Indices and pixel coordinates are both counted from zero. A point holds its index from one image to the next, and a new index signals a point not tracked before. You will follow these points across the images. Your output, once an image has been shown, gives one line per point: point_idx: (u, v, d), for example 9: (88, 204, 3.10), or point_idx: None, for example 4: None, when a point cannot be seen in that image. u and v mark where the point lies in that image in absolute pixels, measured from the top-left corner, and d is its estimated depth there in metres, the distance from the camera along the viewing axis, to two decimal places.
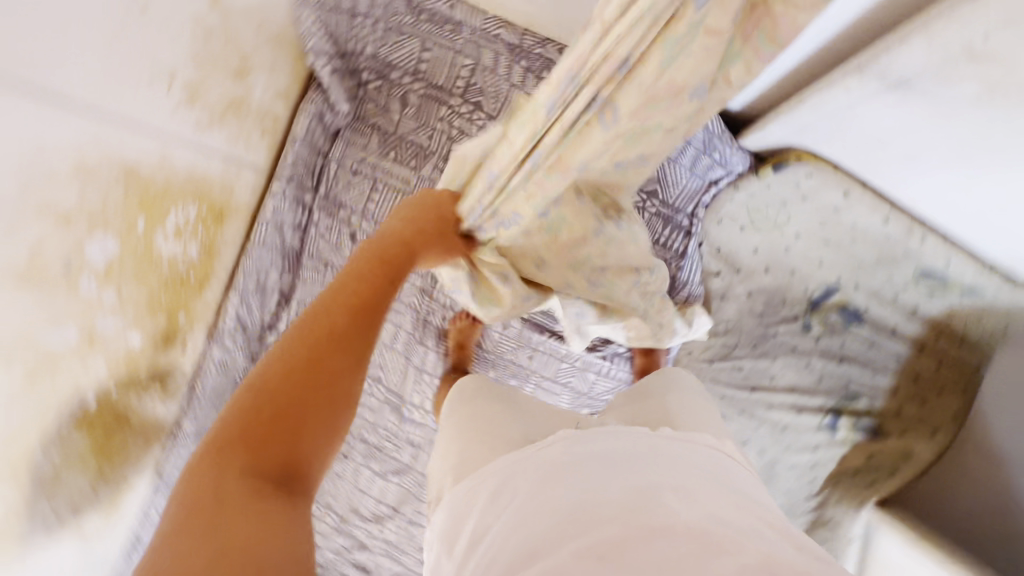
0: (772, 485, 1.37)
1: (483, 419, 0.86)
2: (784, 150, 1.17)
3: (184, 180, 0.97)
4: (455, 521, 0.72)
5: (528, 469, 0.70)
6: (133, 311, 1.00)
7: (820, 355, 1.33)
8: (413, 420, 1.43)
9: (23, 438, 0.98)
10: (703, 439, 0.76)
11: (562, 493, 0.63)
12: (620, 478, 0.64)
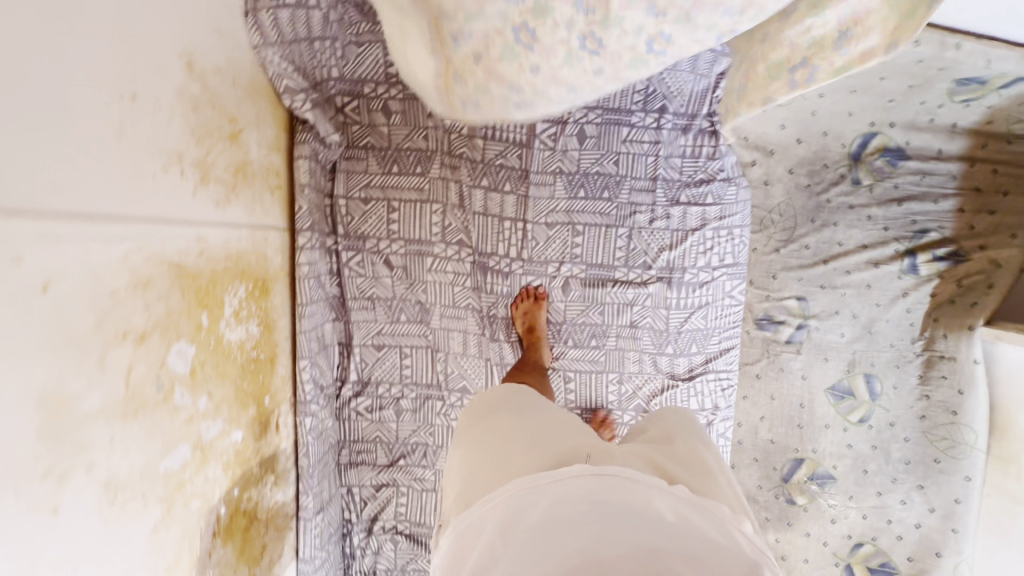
0: (878, 343, 1.36)
1: (503, 435, 0.88)
2: None
3: (225, 262, 0.92)
4: (458, 545, 0.75)
5: (551, 500, 0.74)
6: (227, 409, 0.93)
7: (878, 203, 1.32)
8: None
9: None
10: (716, 508, 0.74)
11: (580, 533, 0.74)
12: (634, 531, 0.73)
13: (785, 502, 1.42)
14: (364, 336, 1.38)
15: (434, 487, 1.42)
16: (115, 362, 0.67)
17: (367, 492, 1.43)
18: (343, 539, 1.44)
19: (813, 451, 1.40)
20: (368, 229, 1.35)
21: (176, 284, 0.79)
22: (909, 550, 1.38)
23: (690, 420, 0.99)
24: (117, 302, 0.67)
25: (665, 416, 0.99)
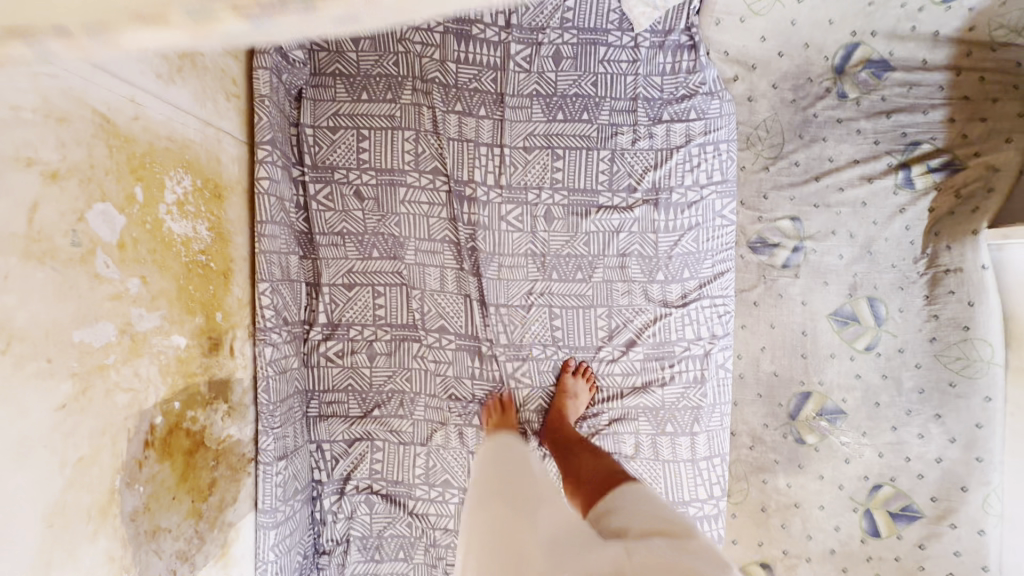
0: (879, 264, 1.28)
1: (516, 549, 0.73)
2: None
3: (166, 144, 0.84)
4: None
5: None
6: (166, 305, 0.83)
7: (867, 117, 1.28)
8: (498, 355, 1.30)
9: (110, 520, 0.71)
10: None
11: None
12: None
13: (794, 442, 1.31)
14: (333, 273, 1.29)
15: (413, 440, 1.31)
16: (12, 189, 0.58)
17: (338, 448, 1.30)
18: (312, 502, 1.30)
19: (820, 384, 1.31)
20: (337, 159, 1.28)
21: (101, 138, 0.70)
22: (931, 488, 1.27)
23: (661, 500, 0.80)
24: (19, 120, 0.58)
25: (643, 495, 0.80)
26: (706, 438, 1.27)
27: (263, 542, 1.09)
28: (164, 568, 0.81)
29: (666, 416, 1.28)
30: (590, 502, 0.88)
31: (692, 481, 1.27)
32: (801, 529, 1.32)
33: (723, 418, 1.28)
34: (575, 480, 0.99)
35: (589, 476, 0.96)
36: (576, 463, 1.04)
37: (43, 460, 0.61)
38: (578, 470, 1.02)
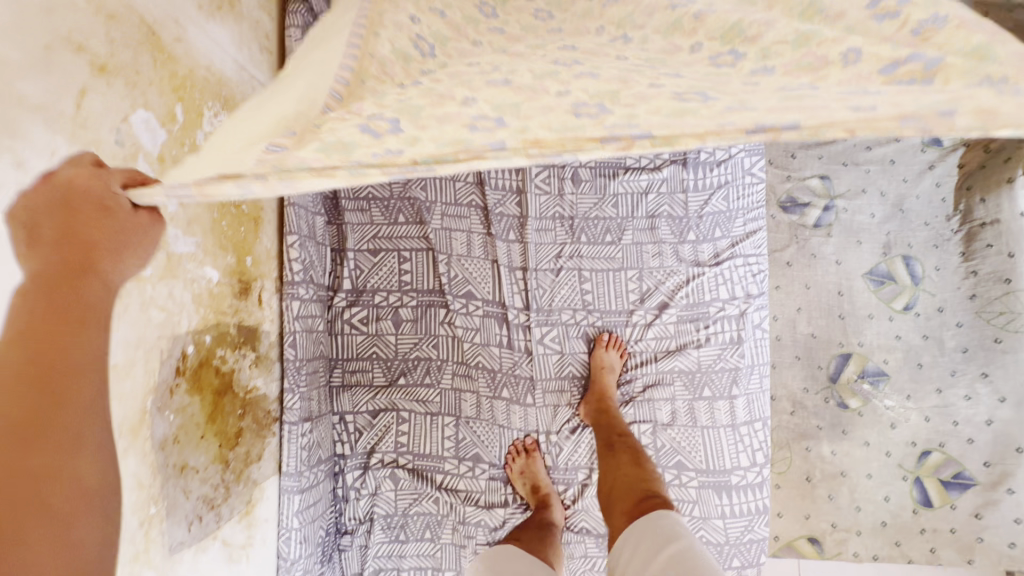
0: (912, 222, 1.27)
1: None
2: None
3: (205, 73, 0.83)
4: None
5: None
6: (201, 232, 0.80)
7: None
8: (527, 320, 1.25)
9: (140, 443, 0.66)
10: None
11: None
12: None
13: (836, 407, 1.26)
14: (359, 241, 1.27)
15: (440, 410, 1.25)
16: (64, 69, 0.56)
17: (362, 421, 1.25)
18: (334, 479, 1.23)
19: (860, 345, 1.27)
20: None
21: (147, 47, 0.70)
22: (984, 454, 1.21)
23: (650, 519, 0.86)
24: (71, 3, 0.57)
25: (632, 531, 0.85)
26: (745, 401, 1.22)
27: (290, 506, 1.04)
28: (190, 510, 0.76)
29: (702, 379, 1.23)
30: (620, 527, 0.91)
31: (733, 448, 1.21)
32: (849, 500, 1.26)
33: (763, 380, 1.23)
34: (609, 493, 1.02)
35: (624, 492, 0.98)
36: (614, 471, 1.05)
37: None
38: (614, 481, 1.03)
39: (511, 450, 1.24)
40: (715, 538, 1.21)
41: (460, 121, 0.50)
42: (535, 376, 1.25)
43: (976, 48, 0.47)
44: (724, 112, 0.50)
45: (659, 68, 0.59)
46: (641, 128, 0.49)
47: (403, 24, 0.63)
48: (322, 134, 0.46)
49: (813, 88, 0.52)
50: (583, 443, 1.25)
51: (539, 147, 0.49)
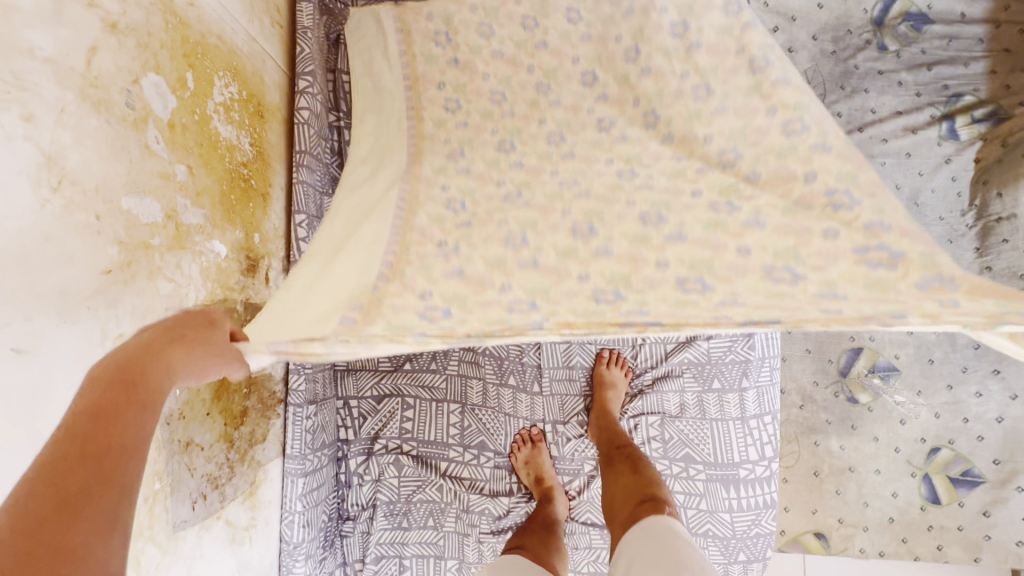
0: (926, 217, 1.26)
1: None
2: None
3: (217, 42, 0.81)
4: None
5: None
6: (210, 204, 0.78)
7: (908, 68, 1.28)
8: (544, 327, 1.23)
9: None
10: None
11: None
12: None
13: (846, 401, 1.25)
14: None
15: (446, 397, 1.23)
16: (76, 24, 0.54)
17: (366, 406, 1.23)
18: (336, 464, 1.22)
19: (871, 340, 1.25)
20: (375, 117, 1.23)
21: (159, 9, 0.68)
22: (993, 451, 1.20)
23: (652, 527, 0.82)
24: None
25: (633, 536, 0.82)
26: (755, 394, 1.20)
27: (293, 489, 1.02)
28: (195, 488, 0.74)
29: (711, 370, 1.21)
30: (618, 537, 0.88)
31: (743, 441, 1.19)
32: (856, 495, 1.25)
33: (773, 373, 1.20)
34: (610, 504, 0.98)
35: (624, 498, 0.95)
36: (613, 482, 1.01)
37: (77, 345, 0.54)
38: (614, 493, 0.99)
39: (517, 439, 1.23)
40: (722, 532, 1.20)
41: (501, 306, 0.70)
42: (542, 365, 1.23)
43: (921, 254, 0.60)
44: (717, 308, 0.67)
45: (663, 217, 0.74)
46: (653, 319, 0.67)
47: (437, 195, 0.83)
48: (388, 318, 0.66)
49: (793, 272, 0.66)
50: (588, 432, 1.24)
51: (569, 328, 0.67)
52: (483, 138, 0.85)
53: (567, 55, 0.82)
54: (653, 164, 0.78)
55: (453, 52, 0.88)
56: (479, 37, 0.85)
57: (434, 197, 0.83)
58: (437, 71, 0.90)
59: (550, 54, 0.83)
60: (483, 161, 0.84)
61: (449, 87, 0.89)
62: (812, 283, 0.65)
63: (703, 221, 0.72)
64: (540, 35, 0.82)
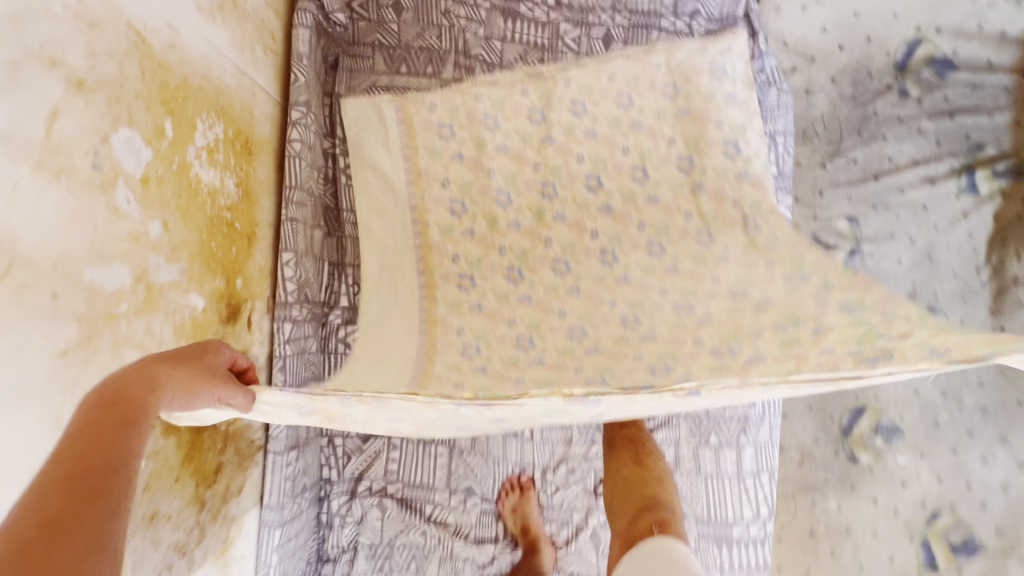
0: (940, 272, 1.20)
1: None
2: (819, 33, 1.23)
3: (201, 82, 0.76)
4: None
5: None
6: (187, 258, 0.74)
7: (929, 116, 1.22)
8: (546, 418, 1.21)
9: None
10: None
11: None
12: None
13: (847, 461, 1.22)
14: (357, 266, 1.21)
15: (434, 439, 1.20)
16: (31, 87, 0.49)
17: (352, 445, 1.19)
18: (318, 504, 1.18)
19: (875, 398, 1.23)
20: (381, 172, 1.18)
21: (135, 57, 0.63)
22: (997, 520, 1.11)
23: (659, 554, 0.79)
24: (46, 12, 0.51)
25: (637, 560, 0.80)
26: (753, 452, 1.16)
27: (267, 540, 0.97)
28: (158, 562, 0.70)
29: (710, 425, 1.17)
30: (615, 549, 0.90)
31: (738, 499, 1.16)
32: (852, 560, 1.19)
33: (773, 431, 1.17)
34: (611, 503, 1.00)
35: (625, 497, 0.97)
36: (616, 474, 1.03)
37: (17, 439, 0.49)
38: (614, 482, 1.03)
39: (505, 486, 1.20)
40: None
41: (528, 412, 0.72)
42: None
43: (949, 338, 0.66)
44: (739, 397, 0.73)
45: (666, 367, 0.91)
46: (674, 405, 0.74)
47: (454, 335, 1.08)
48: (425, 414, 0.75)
49: (800, 379, 0.73)
50: (578, 481, 1.21)
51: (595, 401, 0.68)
52: (491, 260, 1.14)
53: (571, 159, 1.17)
54: (654, 314, 0.99)
55: (456, 145, 1.18)
56: (485, 130, 1.18)
57: (451, 339, 1.08)
58: (441, 168, 1.18)
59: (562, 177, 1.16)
60: (496, 296, 1.10)
61: (457, 188, 1.17)
62: (815, 375, 0.69)
63: (708, 366, 0.86)
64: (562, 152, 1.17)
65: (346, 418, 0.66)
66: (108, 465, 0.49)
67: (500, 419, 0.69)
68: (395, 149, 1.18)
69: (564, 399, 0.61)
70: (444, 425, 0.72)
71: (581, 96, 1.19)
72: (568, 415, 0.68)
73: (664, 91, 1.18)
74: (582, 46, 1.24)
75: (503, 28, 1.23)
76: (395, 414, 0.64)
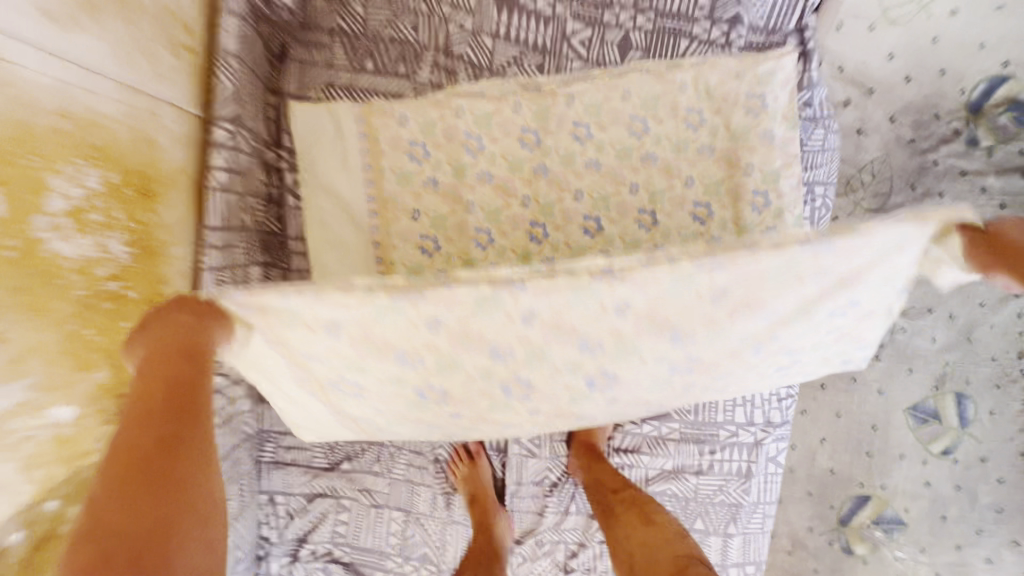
0: (977, 355, 1.05)
1: None
2: (880, 58, 1.01)
3: (53, 122, 0.57)
4: None
5: None
6: (37, 367, 0.58)
7: (999, 172, 1.00)
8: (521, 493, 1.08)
9: None
10: None
11: None
12: None
13: (841, 551, 1.11)
14: None
15: (387, 503, 1.07)
16: None
17: (295, 504, 1.06)
18: (256, 564, 1.07)
19: (882, 488, 1.10)
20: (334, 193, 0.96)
21: None
22: None
23: None
24: None
25: None
26: (741, 541, 1.05)
27: None
28: None
29: (696, 509, 1.05)
30: None
31: None
32: None
33: (765, 520, 1.06)
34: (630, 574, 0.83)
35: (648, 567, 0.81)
36: (625, 540, 0.87)
37: None
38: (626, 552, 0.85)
39: (451, 453, 1.06)
40: None
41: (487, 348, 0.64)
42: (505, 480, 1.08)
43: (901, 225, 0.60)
44: (702, 322, 0.63)
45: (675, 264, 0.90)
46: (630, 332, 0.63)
47: None
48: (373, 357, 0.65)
49: (772, 290, 0.63)
50: (545, 556, 1.09)
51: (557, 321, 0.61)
52: None
53: (568, 192, 0.97)
54: None
55: (431, 169, 0.97)
56: (466, 153, 0.97)
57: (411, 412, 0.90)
58: (411, 197, 0.97)
59: (560, 216, 0.97)
60: None
61: (427, 222, 0.97)
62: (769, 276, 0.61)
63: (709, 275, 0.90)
64: (559, 187, 0.97)
65: (281, 324, 0.59)
66: (173, 457, 0.50)
67: (437, 323, 0.60)
68: (355, 169, 0.96)
69: (492, 288, 0.57)
70: (384, 343, 0.62)
71: (586, 116, 0.97)
72: (502, 315, 0.60)
73: (688, 117, 0.97)
74: (591, 50, 0.99)
75: (494, 21, 0.98)
76: (334, 317, 0.58)
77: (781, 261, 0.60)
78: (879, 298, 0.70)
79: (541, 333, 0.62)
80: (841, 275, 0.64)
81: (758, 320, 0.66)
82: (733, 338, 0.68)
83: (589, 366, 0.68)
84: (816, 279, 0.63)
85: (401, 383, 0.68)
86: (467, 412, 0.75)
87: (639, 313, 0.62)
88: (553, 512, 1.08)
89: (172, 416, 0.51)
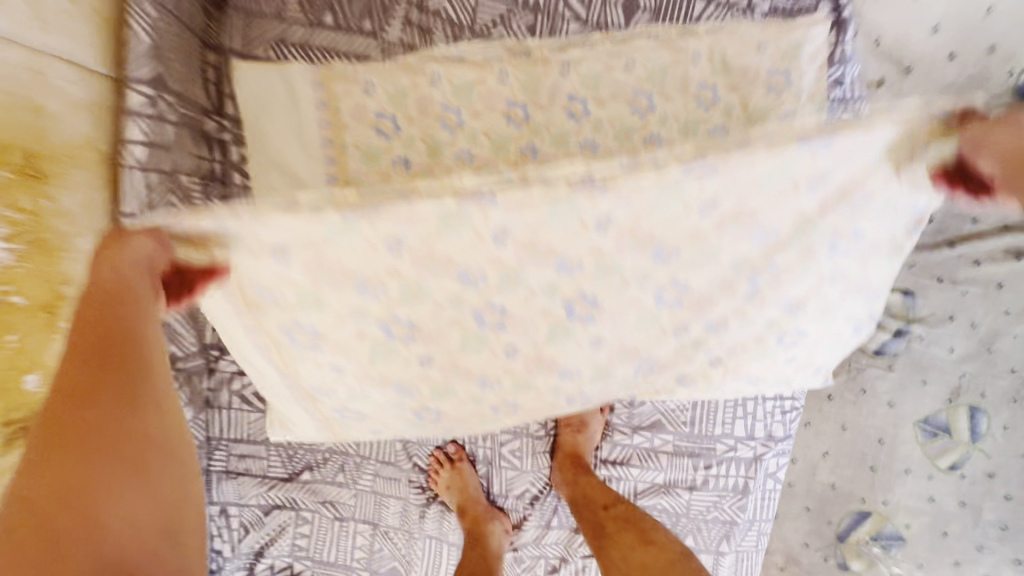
0: (995, 367, 0.97)
1: None
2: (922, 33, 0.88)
3: None
4: None
5: None
6: None
7: None
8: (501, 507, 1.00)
9: None
10: None
11: None
12: None
13: (836, 568, 1.05)
14: None
15: (353, 515, 0.98)
16: None
17: (249, 516, 0.96)
18: None
19: (884, 504, 1.03)
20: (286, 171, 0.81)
21: None
22: None
23: None
24: None
25: None
26: (733, 560, 0.99)
27: None
28: None
29: (687, 526, 0.98)
30: None
31: None
32: None
33: (760, 538, 0.99)
34: None
35: None
36: (622, 564, 0.77)
37: None
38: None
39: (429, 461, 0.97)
40: None
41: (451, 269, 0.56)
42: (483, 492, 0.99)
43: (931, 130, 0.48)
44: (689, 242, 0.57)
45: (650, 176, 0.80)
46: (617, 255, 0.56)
47: None
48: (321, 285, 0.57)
49: (769, 208, 0.55)
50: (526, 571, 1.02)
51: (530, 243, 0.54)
52: None
53: None
54: None
55: (401, 146, 0.83)
56: (442, 128, 0.83)
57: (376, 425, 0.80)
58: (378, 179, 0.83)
59: None
60: None
61: None
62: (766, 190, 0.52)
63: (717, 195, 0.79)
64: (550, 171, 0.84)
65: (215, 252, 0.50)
66: (119, 435, 0.42)
67: (400, 244, 0.52)
68: (312, 144, 0.82)
69: (458, 200, 0.49)
70: (340, 266, 0.54)
71: (583, 89, 0.83)
72: (471, 232, 0.52)
73: (699, 94, 0.83)
74: (592, 10, 0.83)
75: None
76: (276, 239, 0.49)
77: (780, 172, 0.51)
78: (883, 232, 0.61)
79: (515, 254, 0.55)
80: (843, 186, 0.54)
81: (755, 244, 0.59)
82: (724, 261, 0.60)
83: (567, 287, 0.60)
84: (812, 187, 0.53)
85: (363, 316, 0.61)
86: (438, 354, 0.66)
87: (621, 228, 0.54)
88: (535, 527, 1.00)
89: (100, 367, 0.42)
